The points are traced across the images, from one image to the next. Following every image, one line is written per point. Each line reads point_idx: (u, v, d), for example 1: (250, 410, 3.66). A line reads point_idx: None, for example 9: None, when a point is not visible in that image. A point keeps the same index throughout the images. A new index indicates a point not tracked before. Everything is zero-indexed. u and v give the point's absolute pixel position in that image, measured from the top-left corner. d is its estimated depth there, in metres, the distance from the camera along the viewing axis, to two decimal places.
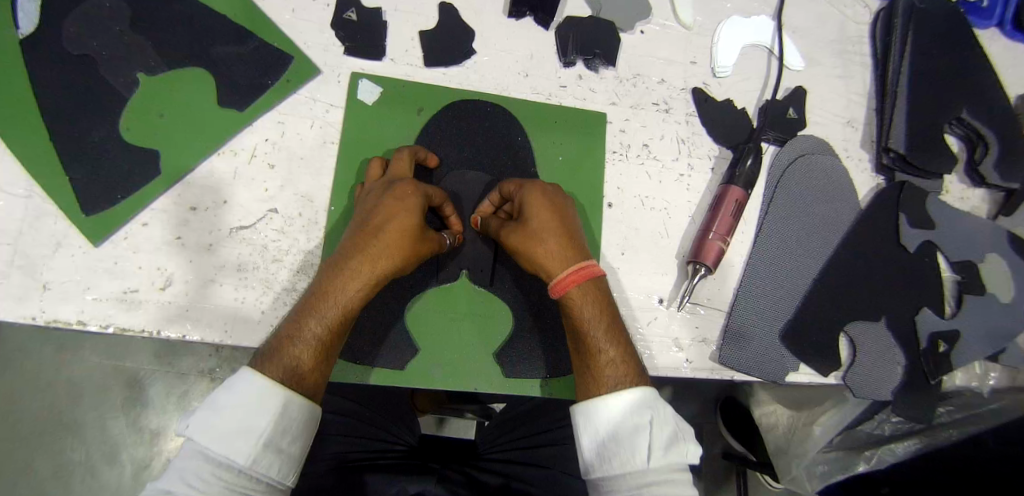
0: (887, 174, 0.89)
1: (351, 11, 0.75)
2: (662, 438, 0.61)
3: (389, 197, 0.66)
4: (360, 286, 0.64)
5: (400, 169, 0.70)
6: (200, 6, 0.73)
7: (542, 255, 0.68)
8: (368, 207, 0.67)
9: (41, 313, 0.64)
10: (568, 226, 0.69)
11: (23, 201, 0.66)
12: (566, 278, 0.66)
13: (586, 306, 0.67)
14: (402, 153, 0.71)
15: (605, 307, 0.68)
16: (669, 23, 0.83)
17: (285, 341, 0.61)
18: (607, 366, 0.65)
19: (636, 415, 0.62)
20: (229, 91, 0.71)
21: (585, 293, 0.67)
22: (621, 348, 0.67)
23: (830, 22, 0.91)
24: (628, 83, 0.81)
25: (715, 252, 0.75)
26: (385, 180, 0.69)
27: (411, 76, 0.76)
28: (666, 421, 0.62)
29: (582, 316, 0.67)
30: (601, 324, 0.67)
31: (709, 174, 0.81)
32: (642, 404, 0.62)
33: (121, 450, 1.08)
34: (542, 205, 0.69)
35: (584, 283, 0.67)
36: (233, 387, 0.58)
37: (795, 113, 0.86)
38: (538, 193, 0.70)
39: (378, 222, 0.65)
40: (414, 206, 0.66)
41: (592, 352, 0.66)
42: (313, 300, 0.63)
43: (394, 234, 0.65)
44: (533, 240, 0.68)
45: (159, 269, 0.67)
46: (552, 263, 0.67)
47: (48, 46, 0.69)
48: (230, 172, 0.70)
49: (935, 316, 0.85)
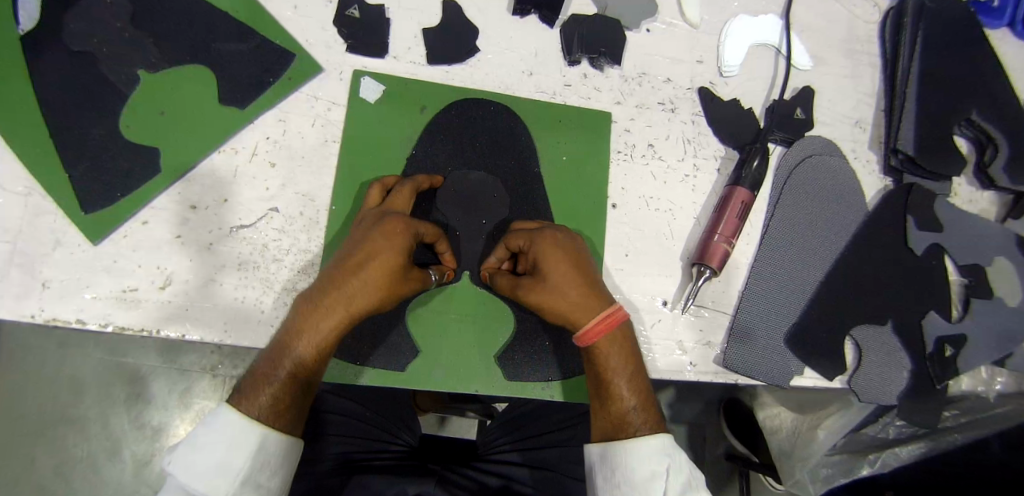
0: (896, 175, 0.87)
1: (354, 8, 0.74)
2: (675, 487, 0.61)
3: (374, 231, 0.64)
4: (338, 325, 0.62)
5: (398, 202, 0.68)
6: (200, 2, 0.72)
7: (567, 307, 0.66)
8: (355, 240, 0.64)
9: (40, 312, 0.63)
10: (589, 274, 0.68)
11: (22, 199, 0.65)
12: (594, 328, 0.65)
13: (612, 354, 0.66)
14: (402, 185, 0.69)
15: (630, 356, 0.67)
16: (676, 21, 0.82)
17: (261, 375, 0.60)
18: (628, 415, 0.65)
19: (652, 462, 0.62)
20: (230, 88, 0.71)
21: (610, 340, 0.66)
22: (643, 396, 0.66)
23: (838, 20, 0.89)
24: (633, 82, 0.80)
25: (720, 254, 0.74)
26: (376, 211, 0.67)
27: (413, 74, 0.75)
28: (681, 467, 0.63)
29: (609, 366, 0.66)
30: (625, 373, 0.66)
31: (715, 175, 0.80)
32: (660, 452, 0.62)
33: (123, 446, 1.08)
34: (561, 255, 0.67)
35: (611, 332, 0.66)
36: (208, 420, 0.58)
37: (803, 114, 0.84)
38: (551, 243, 0.68)
39: (359, 256, 0.63)
40: (400, 242, 0.64)
41: (615, 400, 0.66)
42: (288, 336, 0.61)
43: (371, 272, 0.62)
44: (557, 293, 0.66)
45: (158, 268, 0.66)
46: (578, 313, 0.66)
47: (48, 42, 0.68)
48: (231, 170, 0.69)
49: (941, 319, 0.84)
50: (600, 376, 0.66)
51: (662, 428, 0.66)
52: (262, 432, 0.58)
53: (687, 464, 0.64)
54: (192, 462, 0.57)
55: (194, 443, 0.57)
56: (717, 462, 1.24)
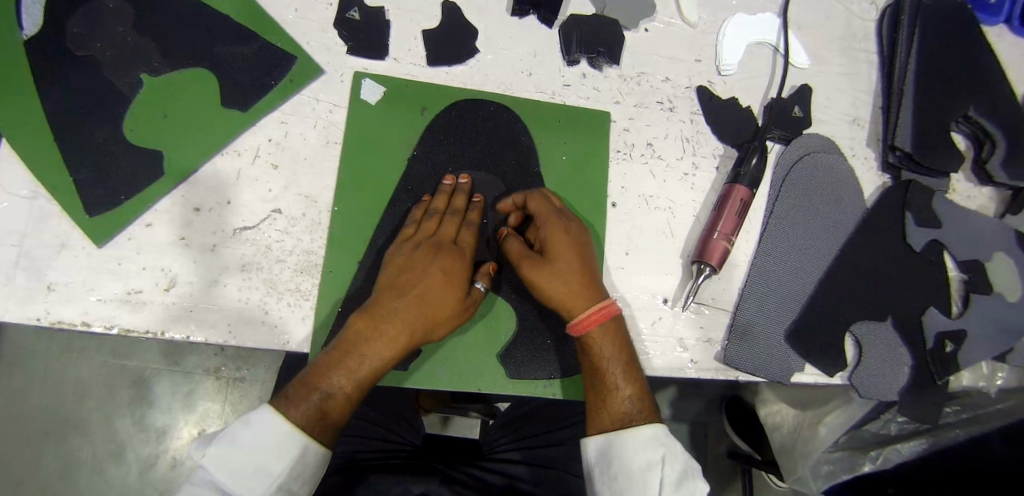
0: (894, 172, 0.88)
1: (354, 10, 0.75)
2: (672, 475, 0.62)
3: (436, 265, 0.68)
4: (394, 345, 0.64)
5: (448, 231, 0.71)
6: (202, 6, 0.73)
7: (565, 295, 0.67)
8: (414, 265, 0.68)
9: (46, 314, 0.64)
10: (588, 264, 0.69)
11: (27, 202, 0.66)
12: (588, 317, 0.66)
13: (605, 345, 0.67)
14: (455, 215, 0.72)
15: (623, 346, 0.68)
16: (673, 20, 0.83)
17: (311, 385, 0.61)
18: (622, 404, 0.66)
19: (648, 450, 0.63)
20: (232, 91, 0.71)
21: (604, 331, 0.67)
22: (637, 385, 0.67)
23: (835, 19, 0.90)
24: (632, 81, 0.81)
25: (719, 251, 0.74)
26: (432, 241, 0.70)
27: (413, 75, 0.76)
28: (677, 456, 0.63)
29: (602, 355, 0.67)
30: (619, 362, 0.67)
31: (714, 173, 0.81)
32: (654, 441, 0.63)
33: (127, 448, 1.08)
34: (566, 243, 0.69)
35: (604, 324, 0.67)
36: (252, 419, 0.59)
37: (801, 111, 0.85)
38: (561, 230, 0.69)
39: (422, 288, 0.66)
40: (459, 279, 0.68)
41: (609, 390, 0.66)
42: (342, 351, 0.63)
43: (433, 305, 0.66)
44: (557, 278, 0.67)
45: (162, 270, 0.67)
46: (576, 302, 0.67)
47: (51, 46, 0.69)
48: (234, 172, 0.69)
49: (941, 315, 0.84)
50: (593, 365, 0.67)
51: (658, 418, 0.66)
52: (305, 440, 0.59)
53: (682, 452, 0.64)
54: (232, 460, 0.57)
55: (235, 442, 0.58)
56: (719, 461, 1.24)
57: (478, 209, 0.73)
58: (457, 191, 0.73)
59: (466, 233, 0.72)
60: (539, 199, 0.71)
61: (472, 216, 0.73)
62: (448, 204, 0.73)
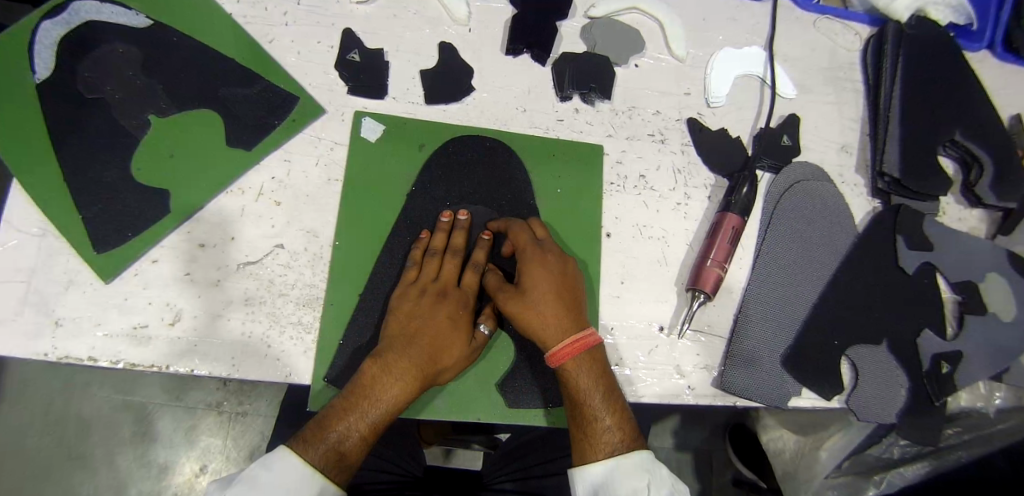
0: (884, 197, 0.90)
1: (355, 52, 0.78)
2: None
3: (441, 310, 0.70)
4: (406, 386, 0.65)
5: (447, 273, 0.72)
6: (209, 50, 0.76)
7: (542, 327, 0.69)
8: (420, 309, 0.70)
9: (53, 350, 0.65)
10: (572, 297, 0.71)
11: (37, 240, 0.68)
12: (562, 350, 0.67)
13: (581, 375, 0.67)
14: (454, 255, 0.73)
15: (602, 375, 0.68)
16: (663, 56, 0.87)
17: (327, 427, 0.62)
18: (603, 434, 0.66)
19: (634, 478, 0.64)
20: (236, 131, 0.74)
21: (579, 362, 0.68)
22: (618, 413, 0.67)
23: (821, 50, 0.94)
24: (624, 115, 0.83)
25: (713, 279, 0.76)
26: (437, 286, 0.71)
27: (413, 113, 0.78)
28: (663, 481, 0.64)
29: (580, 386, 0.67)
30: (596, 392, 0.67)
31: (706, 202, 0.82)
32: (640, 467, 0.64)
33: (130, 483, 1.08)
34: (546, 277, 0.70)
35: (581, 355, 0.68)
36: (270, 462, 0.60)
37: (790, 140, 0.87)
38: (538, 266, 0.71)
39: (429, 334, 0.68)
40: (463, 323, 0.71)
41: (589, 420, 0.67)
42: (355, 394, 0.64)
43: (441, 347, 0.68)
44: (534, 311, 0.69)
45: (168, 305, 0.68)
46: (551, 333, 0.68)
47: (63, 90, 0.72)
48: (238, 208, 0.71)
49: (936, 337, 0.86)
50: (572, 396, 0.68)
51: (642, 444, 0.67)
52: (322, 482, 0.60)
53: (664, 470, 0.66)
54: None
55: (256, 486, 0.58)
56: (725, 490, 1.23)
57: (485, 247, 0.74)
58: (456, 227, 0.75)
59: (470, 274, 0.73)
60: (520, 229, 0.73)
61: (477, 254, 0.74)
62: (447, 242, 0.74)
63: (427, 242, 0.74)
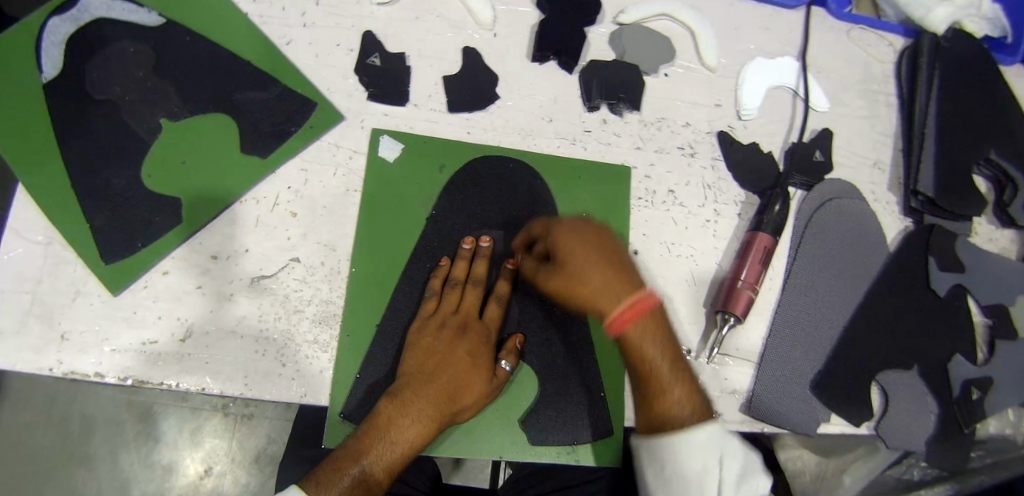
0: (917, 216, 0.86)
1: (375, 56, 0.75)
2: (731, 477, 0.57)
3: (462, 347, 0.67)
4: (424, 426, 0.61)
5: (468, 306, 0.69)
6: (224, 52, 0.73)
7: (596, 295, 0.62)
8: (439, 346, 0.66)
9: (59, 365, 0.62)
10: (620, 260, 0.64)
11: (43, 248, 0.65)
12: (623, 316, 0.61)
13: (644, 340, 0.62)
14: (476, 286, 0.70)
15: (664, 338, 0.63)
16: (693, 65, 0.84)
17: (341, 469, 0.57)
18: (674, 400, 0.61)
19: (703, 454, 0.58)
20: (251, 137, 0.70)
21: (641, 326, 0.62)
22: (685, 380, 0.63)
23: (854, 62, 0.91)
24: (653, 127, 0.80)
25: (744, 301, 0.73)
26: (457, 320, 0.68)
27: (434, 121, 0.75)
28: (736, 455, 0.58)
29: (643, 352, 0.62)
30: (661, 356, 0.62)
31: (736, 220, 0.79)
32: (709, 445, 0.58)
33: (133, 484, 1.06)
34: (588, 244, 0.63)
35: (642, 319, 0.62)
36: None
37: (822, 156, 0.84)
38: (577, 234, 0.64)
39: (447, 371, 0.64)
40: (485, 359, 0.67)
41: (656, 388, 0.62)
42: (369, 435, 0.59)
43: (461, 384, 0.64)
44: (583, 278, 0.62)
45: (178, 319, 0.65)
46: (607, 300, 0.62)
47: (70, 91, 0.69)
48: (253, 219, 0.68)
49: (967, 362, 0.83)
50: (636, 367, 0.63)
51: (710, 414, 0.61)
52: None
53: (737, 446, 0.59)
54: None
55: None
56: None
57: (509, 277, 0.71)
58: (477, 255, 0.71)
59: (492, 307, 0.70)
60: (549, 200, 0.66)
61: (501, 285, 0.71)
62: (468, 271, 0.71)
63: (448, 270, 0.71)
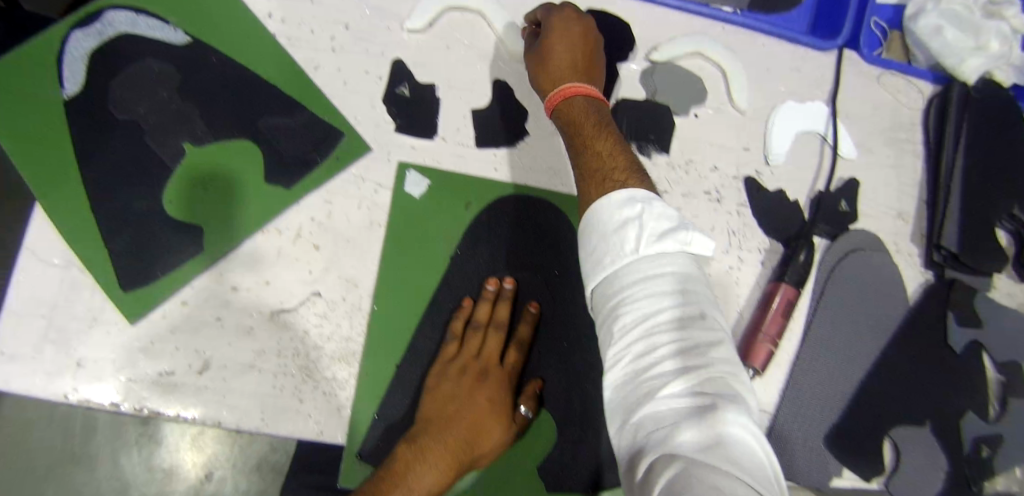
0: (937, 270, 0.86)
1: (404, 86, 0.74)
2: (651, 233, 0.55)
3: (482, 393, 0.67)
4: (441, 474, 0.61)
5: (490, 350, 0.69)
6: (250, 74, 0.71)
7: (549, 80, 0.70)
8: (460, 392, 0.66)
9: (73, 392, 0.62)
10: (590, 60, 0.71)
11: (60, 272, 0.64)
12: (561, 95, 0.68)
13: (581, 119, 0.67)
14: (498, 330, 0.70)
15: (602, 127, 0.67)
16: (724, 106, 0.83)
17: None
18: (602, 175, 0.63)
19: (622, 210, 0.57)
20: (276, 165, 0.69)
21: (577, 109, 0.68)
22: (619, 161, 0.64)
23: (884, 108, 0.90)
24: (680, 169, 0.79)
25: (764, 353, 0.73)
26: (478, 364, 0.68)
27: (462, 156, 0.73)
28: (659, 211, 0.56)
29: (580, 132, 0.67)
30: (595, 135, 0.66)
31: (759, 267, 0.79)
32: (629, 202, 0.57)
33: (132, 487, 1.04)
34: (563, 38, 0.70)
35: (579, 105, 0.68)
36: None
37: (847, 206, 0.84)
38: (559, 28, 0.70)
39: (467, 418, 0.65)
40: (505, 406, 0.67)
41: (587, 163, 0.65)
42: (388, 481, 0.59)
43: (480, 431, 0.65)
44: (546, 65, 0.70)
45: (196, 351, 0.64)
46: (555, 83, 0.70)
47: (93, 109, 0.67)
48: (275, 250, 0.67)
49: (978, 420, 0.83)
50: (580, 150, 0.66)
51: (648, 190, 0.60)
52: None
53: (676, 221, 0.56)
54: None
55: None
56: None
57: (531, 321, 0.71)
58: (501, 297, 0.71)
59: (514, 352, 0.70)
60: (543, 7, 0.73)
61: (523, 330, 0.70)
62: (491, 313, 0.70)
63: (470, 311, 0.70)
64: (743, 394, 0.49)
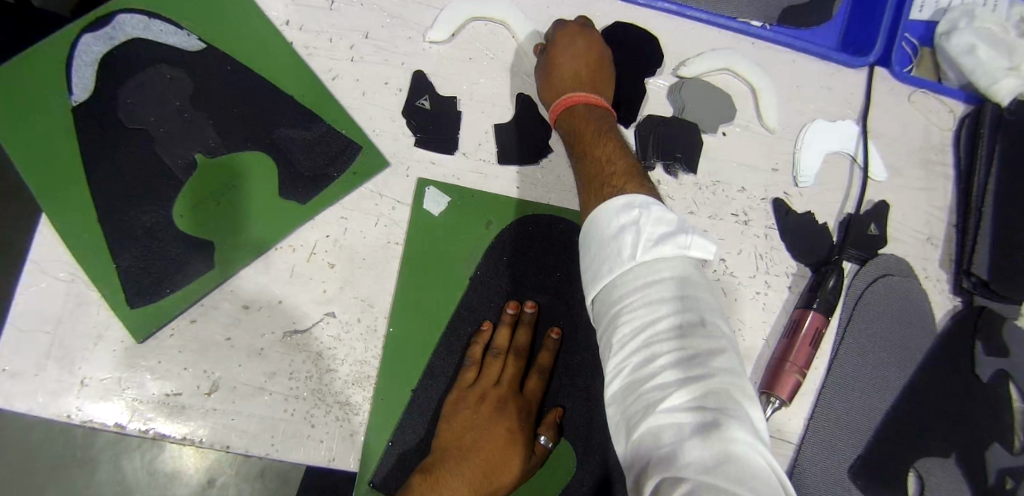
0: (966, 297, 0.84)
1: (424, 98, 0.71)
2: (650, 237, 0.52)
3: (501, 423, 0.65)
4: None
5: (508, 377, 0.67)
6: (265, 83, 0.69)
7: (553, 91, 0.69)
8: (478, 421, 0.65)
9: (77, 412, 0.59)
10: (599, 70, 0.70)
11: (65, 286, 0.61)
12: (563, 104, 0.67)
13: (584, 128, 0.66)
14: (517, 357, 0.68)
15: (606, 136, 0.65)
16: (752, 124, 0.80)
17: None
18: (603, 183, 0.60)
19: (621, 216, 0.54)
20: (291, 179, 0.67)
21: (580, 118, 0.66)
22: (622, 169, 0.62)
23: (914, 129, 0.87)
24: (707, 190, 0.77)
25: (791, 384, 0.70)
26: (498, 392, 0.66)
27: (483, 173, 0.71)
28: (660, 215, 0.53)
29: (584, 142, 0.65)
30: (597, 144, 0.64)
31: (786, 293, 0.77)
32: (628, 207, 0.55)
33: (134, 491, 0.98)
34: (568, 48, 0.69)
35: (581, 115, 0.67)
36: None
37: (877, 229, 0.81)
38: (564, 39, 0.70)
39: (484, 449, 0.64)
40: (524, 437, 0.65)
41: (589, 174, 0.63)
42: None
43: (498, 464, 0.63)
44: (550, 76, 0.69)
45: (205, 372, 0.62)
46: (558, 92, 0.69)
47: (102, 116, 0.65)
48: (288, 267, 0.65)
49: (1004, 451, 0.79)
50: (584, 162, 0.65)
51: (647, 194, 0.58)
52: None
53: (676, 224, 0.53)
54: None
55: None
56: None
57: (552, 348, 0.69)
58: (521, 322, 0.69)
59: (533, 380, 0.68)
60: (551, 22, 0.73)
61: (542, 357, 0.69)
62: (511, 339, 0.68)
63: (490, 335, 0.68)
64: (752, 414, 0.45)
